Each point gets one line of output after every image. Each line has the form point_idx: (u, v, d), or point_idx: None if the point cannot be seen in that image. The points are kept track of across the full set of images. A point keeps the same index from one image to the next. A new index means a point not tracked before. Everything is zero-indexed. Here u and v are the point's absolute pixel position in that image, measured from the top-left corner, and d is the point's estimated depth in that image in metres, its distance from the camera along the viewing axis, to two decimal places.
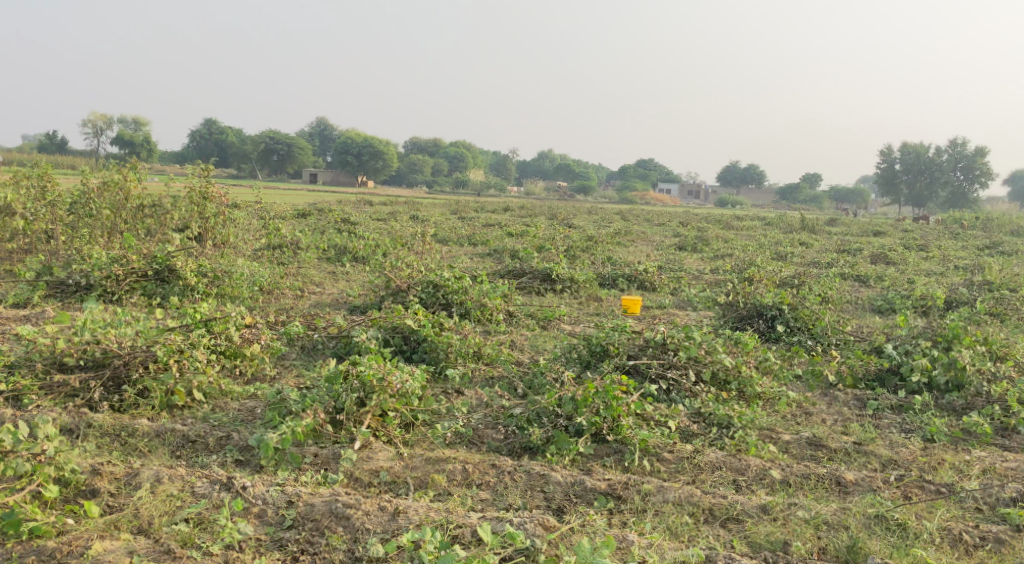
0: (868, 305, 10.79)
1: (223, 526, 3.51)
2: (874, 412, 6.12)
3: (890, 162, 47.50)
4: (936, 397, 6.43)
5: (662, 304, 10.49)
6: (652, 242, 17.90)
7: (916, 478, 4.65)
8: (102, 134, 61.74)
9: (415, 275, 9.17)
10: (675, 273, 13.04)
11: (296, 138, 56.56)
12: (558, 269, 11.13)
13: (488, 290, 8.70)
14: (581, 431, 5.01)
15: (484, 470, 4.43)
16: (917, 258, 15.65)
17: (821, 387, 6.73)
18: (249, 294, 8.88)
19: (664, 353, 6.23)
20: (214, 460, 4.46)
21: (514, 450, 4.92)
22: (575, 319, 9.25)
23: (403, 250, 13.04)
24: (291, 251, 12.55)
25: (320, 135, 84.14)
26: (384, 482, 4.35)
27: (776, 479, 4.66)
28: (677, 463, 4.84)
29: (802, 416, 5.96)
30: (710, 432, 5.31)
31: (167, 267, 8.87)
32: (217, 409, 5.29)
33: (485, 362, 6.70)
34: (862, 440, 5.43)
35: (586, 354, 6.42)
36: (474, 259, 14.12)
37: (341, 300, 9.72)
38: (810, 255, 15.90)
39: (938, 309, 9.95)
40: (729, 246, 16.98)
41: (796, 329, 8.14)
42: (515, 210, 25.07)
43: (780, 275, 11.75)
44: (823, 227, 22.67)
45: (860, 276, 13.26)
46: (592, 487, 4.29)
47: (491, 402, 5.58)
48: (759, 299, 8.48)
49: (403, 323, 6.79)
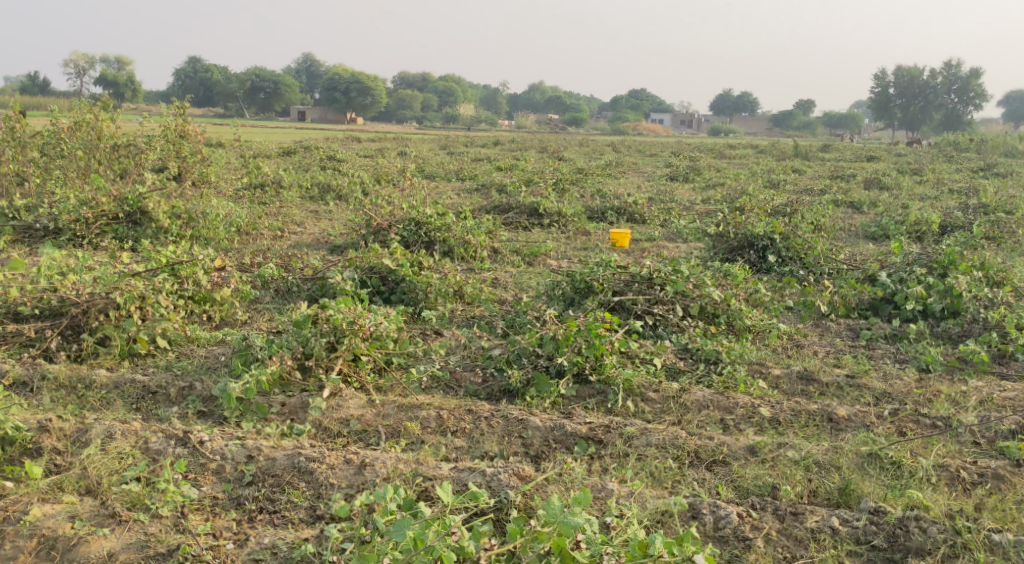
0: (862, 232, 10.53)
1: (174, 487, 3.31)
2: (867, 343, 5.93)
3: (883, 86, 46.62)
4: (932, 325, 6.22)
5: (652, 236, 10.20)
6: (643, 174, 17.53)
7: (910, 412, 4.45)
8: (83, 74, 60.20)
9: (396, 213, 8.86)
10: (666, 204, 12.73)
11: (282, 76, 55.38)
12: (545, 203, 10.82)
13: (472, 227, 8.41)
14: (562, 372, 4.79)
15: (459, 416, 4.22)
16: (911, 182, 15.32)
17: (813, 318, 6.53)
18: (225, 237, 8.56)
19: (650, 288, 5.98)
20: (175, 412, 4.23)
21: (493, 394, 4.71)
22: (562, 254, 8.98)
23: (388, 187, 12.66)
24: (273, 190, 12.17)
25: (308, 72, 82.60)
26: (354, 432, 4.14)
27: (765, 417, 4.47)
28: (662, 404, 4.64)
29: (793, 349, 5.76)
30: (698, 369, 5.11)
31: (139, 210, 8.50)
32: (182, 357, 5.04)
33: (466, 302, 6.45)
34: (856, 373, 5.23)
35: (569, 291, 6.17)
36: (461, 194, 13.77)
37: (322, 240, 9.41)
38: (803, 182, 15.57)
39: (933, 234, 9.70)
40: (721, 175, 16.64)
41: (788, 259, 7.90)
42: (505, 145, 24.55)
43: (772, 204, 11.44)
44: (815, 153, 22.25)
45: (854, 203, 12.96)
46: (573, 431, 4.09)
47: (470, 343, 5.35)
48: (750, 229, 8.21)
49: (380, 263, 6.52)
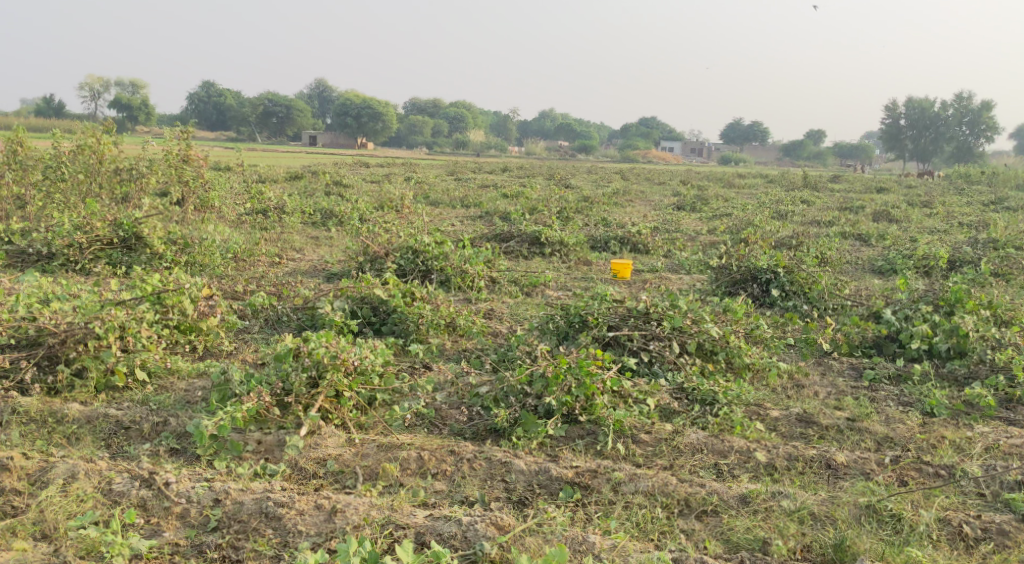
0: (869, 265, 10.36)
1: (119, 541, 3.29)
2: (870, 383, 5.75)
3: (893, 118, 46.57)
4: (937, 365, 6.03)
5: (655, 267, 10.06)
6: (650, 203, 17.40)
7: (913, 459, 4.26)
8: (98, 97, 60.78)
9: (393, 241, 8.75)
10: (670, 234, 12.59)
11: (294, 101, 55.79)
12: (547, 232, 10.69)
13: (470, 256, 8.28)
14: (551, 412, 4.63)
15: (441, 457, 4.07)
16: (920, 215, 15.16)
17: (815, 356, 6.36)
18: (221, 263, 8.45)
19: (646, 324, 5.81)
20: (146, 450, 4.10)
21: (478, 433, 4.54)
22: (562, 284, 8.84)
23: (390, 214, 12.55)
24: (275, 215, 12.06)
25: (319, 97, 83.28)
26: (331, 473, 4.00)
27: (761, 462, 4.29)
28: (654, 447, 4.48)
29: (793, 390, 5.57)
30: (693, 410, 4.95)
31: (135, 235, 8.41)
32: (161, 390, 4.91)
33: (459, 335, 6.30)
34: (857, 416, 5.05)
35: (563, 325, 6.01)
36: (464, 221, 13.66)
37: (319, 267, 9.29)
38: (811, 213, 15.40)
39: (941, 269, 9.53)
40: (728, 205, 16.50)
41: (791, 293, 7.73)
42: (513, 171, 24.50)
43: (778, 236, 11.29)
44: (824, 183, 22.10)
45: (862, 236, 12.78)
46: (558, 476, 3.94)
47: (458, 379, 5.19)
48: (753, 262, 8.04)
49: (372, 293, 6.39)
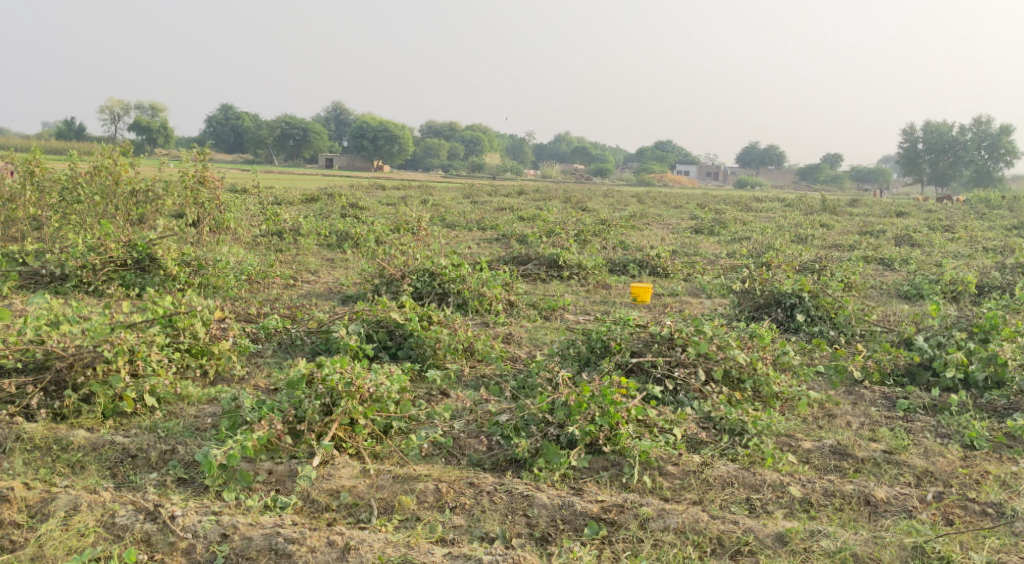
0: (894, 290, 10.12)
1: None
2: (904, 414, 5.52)
3: (911, 141, 46.44)
4: (975, 396, 5.78)
5: (675, 291, 9.87)
6: (667, 226, 17.23)
7: (957, 496, 4.05)
8: (119, 120, 61.48)
9: (410, 263, 8.62)
10: (689, 258, 12.40)
11: (311, 124, 56.13)
12: (565, 255, 10.54)
13: (488, 278, 8.12)
14: (574, 441, 4.43)
15: (459, 490, 3.89)
16: (943, 240, 14.90)
17: (845, 384, 6.12)
18: (235, 285, 8.33)
19: (671, 350, 5.62)
20: (152, 480, 3.95)
21: (498, 464, 4.36)
22: (580, 308, 8.66)
23: (407, 236, 12.45)
24: (290, 237, 11.97)
25: (337, 120, 84.05)
26: (344, 505, 3.83)
27: (796, 497, 4.08)
28: (683, 479, 4.27)
29: (824, 420, 5.35)
30: (721, 440, 4.74)
31: (148, 256, 8.32)
32: (170, 416, 4.76)
33: (477, 360, 6.13)
34: (894, 449, 4.81)
35: (585, 351, 5.84)
36: (481, 244, 13.54)
37: (334, 289, 9.16)
38: (831, 237, 15.17)
39: (970, 295, 9.27)
40: (747, 228, 16.30)
41: (817, 319, 7.51)
42: (529, 194, 24.41)
43: (801, 260, 11.08)
44: (843, 207, 21.84)
45: (885, 261, 12.53)
46: (582, 510, 3.75)
47: (476, 406, 5.01)
48: (777, 286, 7.83)
49: (388, 317, 6.25)
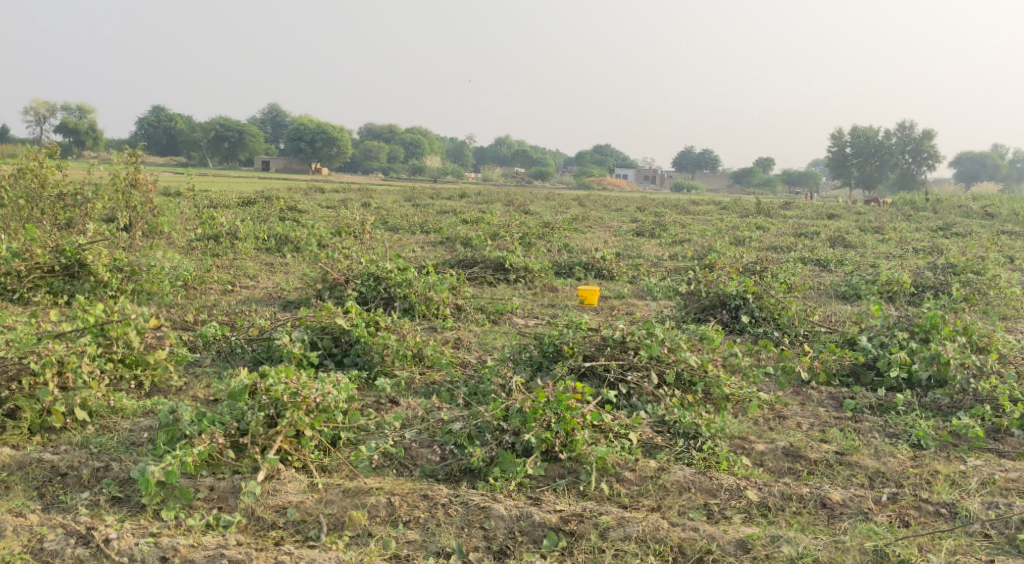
0: (832, 290, 10.31)
1: None
2: (852, 414, 5.57)
3: (840, 144, 47.55)
4: (919, 394, 5.88)
5: (621, 293, 9.88)
6: (609, 228, 17.32)
7: (911, 497, 4.12)
8: (44, 121, 59.19)
9: (354, 267, 8.43)
10: (633, 260, 12.45)
11: (247, 125, 54.89)
12: (511, 258, 10.45)
13: (435, 282, 7.97)
14: (529, 449, 4.33)
15: (413, 503, 3.76)
16: (874, 240, 15.32)
17: (793, 385, 6.16)
18: (170, 291, 8.02)
19: (623, 353, 5.56)
20: (84, 499, 3.71)
21: (452, 474, 4.23)
22: (528, 311, 8.58)
23: (349, 240, 12.19)
24: (227, 241, 11.60)
25: (274, 122, 82.64)
26: (292, 522, 3.66)
27: (753, 501, 4.07)
28: (640, 485, 4.21)
29: (775, 421, 5.36)
30: (676, 444, 4.70)
31: (77, 261, 7.92)
32: (103, 431, 4.50)
33: (426, 366, 5.98)
34: (846, 449, 4.84)
35: (537, 355, 5.75)
36: (424, 247, 13.38)
37: (275, 294, 8.90)
38: (768, 239, 15.44)
39: (905, 295, 9.50)
40: (687, 231, 16.49)
41: (761, 320, 7.57)
42: (471, 197, 24.27)
43: (742, 261, 11.21)
44: (777, 210, 22.29)
45: (821, 262, 12.78)
46: (541, 521, 3.66)
47: (427, 415, 4.87)
48: (722, 287, 7.89)
49: (333, 323, 6.07)
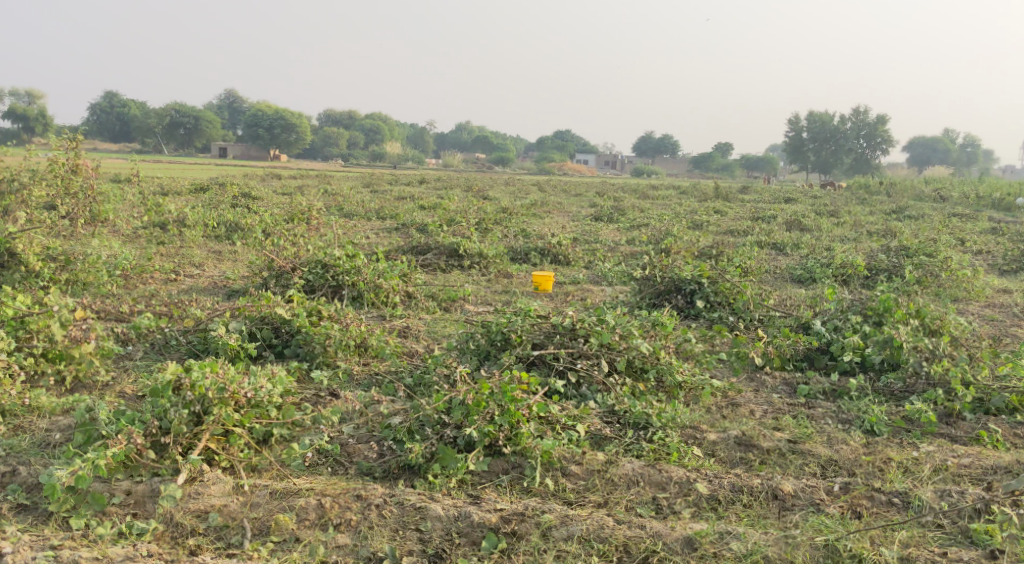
0: (788, 274, 10.26)
1: None
2: (806, 400, 5.47)
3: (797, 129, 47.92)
4: (872, 379, 5.81)
5: (576, 279, 9.71)
6: (569, 213, 17.13)
7: (863, 486, 4.03)
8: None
9: (301, 255, 8.13)
10: (590, 245, 12.30)
11: (203, 111, 53.83)
12: (465, 243, 10.21)
13: (384, 269, 7.71)
14: (472, 444, 4.13)
15: (345, 504, 3.55)
16: (830, 224, 15.37)
17: (747, 371, 6.04)
18: (108, 281, 7.63)
19: (573, 341, 5.38)
20: None
21: (389, 472, 4.01)
22: (481, 298, 8.36)
23: (300, 226, 11.84)
24: (174, 229, 11.19)
25: (230, 108, 81.12)
26: (213, 528, 3.43)
27: (703, 495, 3.94)
28: (587, 480, 4.05)
29: (729, 409, 5.23)
30: (626, 435, 4.54)
31: (7, 251, 7.41)
32: (17, 432, 4.18)
33: (371, 357, 5.74)
34: (799, 437, 4.73)
35: (484, 344, 5.55)
36: (379, 234, 13.07)
37: (220, 283, 8.55)
38: (726, 223, 15.39)
39: (859, 278, 9.48)
40: (645, 215, 16.39)
41: (716, 304, 7.46)
42: (429, 183, 23.92)
43: (699, 245, 11.10)
44: (735, 194, 22.36)
45: (777, 245, 12.75)
46: (480, 521, 3.50)
47: (367, 408, 4.64)
48: (678, 273, 7.75)
49: (273, 313, 5.80)
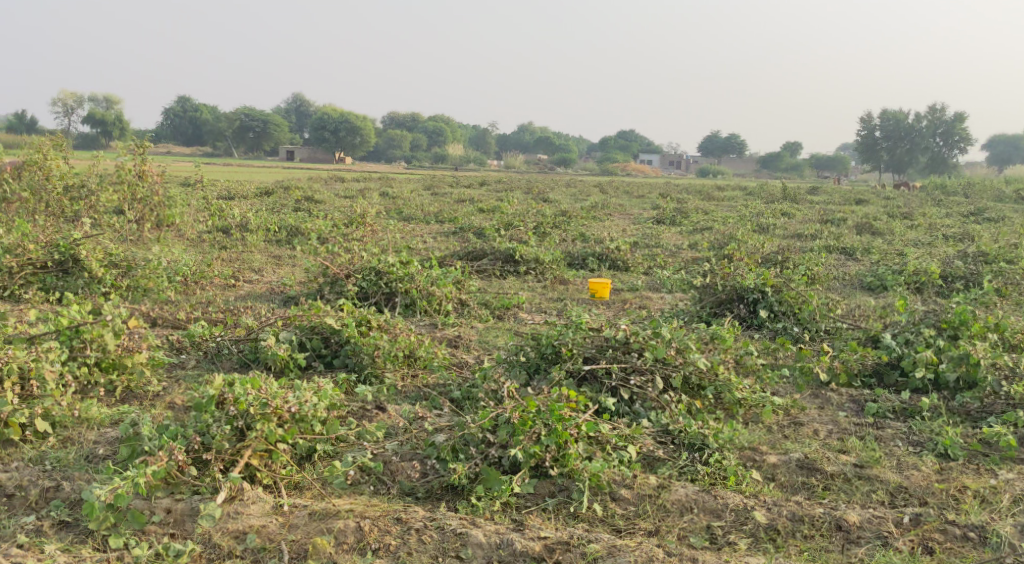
0: (856, 281, 9.83)
1: None
2: (874, 419, 5.16)
3: (868, 128, 46.47)
4: (946, 397, 5.45)
5: (634, 286, 9.48)
6: (629, 216, 16.85)
7: (936, 519, 3.76)
8: (71, 113, 59.69)
9: (356, 261, 8.10)
10: (650, 250, 12.03)
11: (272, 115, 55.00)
12: (522, 249, 10.06)
13: (438, 276, 7.63)
14: (517, 465, 3.99)
15: (384, 528, 3.49)
16: (903, 227, 14.75)
17: (812, 387, 5.74)
18: (168, 287, 7.71)
19: (626, 355, 5.18)
20: (30, 523, 3.45)
21: (432, 492, 3.91)
22: (536, 306, 8.21)
23: (359, 231, 11.87)
24: (236, 233, 11.34)
25: (298, 112, 82.93)
26: (251, 549, 3.38)
27: (760, 524, 3.74)
28: (637, 505, 3.87)
29: (791, 429, 4.96)
30: (679, 457, 4.33)
31: (72, 257, 7.58)
32: (66, 443, 4.21)
33: (419, 368, 5.63)
34: (866, 461, 4.45)
35: (534, 357, 5.39)
36: (437, 238, 13.04)
37: (277, 289, 8.59)
38: (792, 226, 14.91)
39: (934, 286, 9.01)
40: (708, 218, 16.00)
41: (780, 314, 7.14)
42: (490, 185, 23.90)
43: (763, 251, 10.74)
44: (803, 195, 21.70)
45: (846, 250, 12.27)
46: (523, 550, 3.43)
47: (412, 424, 4.54)
48: (739, 281, 7.43)
49: (323, 322, 5.75)
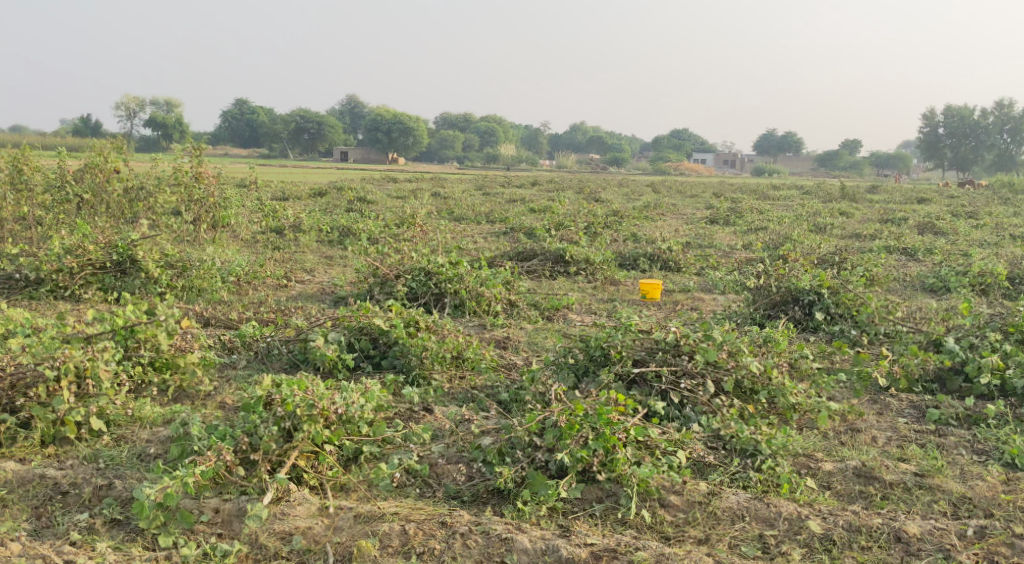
0: (918, 283, 9.51)
1: None
2: (936, 427, 4.95)
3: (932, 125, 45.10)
4: (1014, 405, 5.20)
5: (686, 287, 9.33)
6: (682, 216, 16.63)
7: (1002, 533, 3.59)
8: (135, 117, 61.51)
9: (405, 261, 8.12)
10: (703, 250, 11.83)
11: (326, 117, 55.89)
12: (572, 249, 9.98)
13: (486, 277, 7.62)
14: (564, 469, 3.93)
15: (429, 532, 3.47)
16: (968, 227, 14.26)
17: (870, 392, 5.55)
18: (222, 288, 7.84)
19: (676, 358, 5.07)
20: (83, 521, 3.52)
21: (478, 495, 3.87)
22: (586, 307, 8.13)
23: (410, 231, 11.93)
24: (289, 235, 11.49)
25: (351, 114, 84.10)
26: (297, 551, 3.40)
27: (815, 533, 3.61)
28: (686, 512, 3.78)
29: (848, 436, 4.80)
30: (731, 463, 4.22)
31: (129, 257, 7.74)
32: (120, 442, 4.30)
33: (466, 369, 5.61)
34: (927, 470, 4.27)
35: (582, 360, 5.30)
36: (488, 238, 13.04)
37: (329, 289, 8.68)
38: (851, 226, 14.52)
39: (1000, 287, 8.66)
40: (763, 217, 15.70)
41: (837, 317, 6.93)
42: (541, 185, 23.82)
43: (820, 252, 10.47)
44: (863, 194, 21.15)
45: (907, 250, 11.89)
46: (569, 557, 3.37)
47: (458, 425, 4.51)
48: (795, 282, 7.22)
49: (371, 323, 5.77)
